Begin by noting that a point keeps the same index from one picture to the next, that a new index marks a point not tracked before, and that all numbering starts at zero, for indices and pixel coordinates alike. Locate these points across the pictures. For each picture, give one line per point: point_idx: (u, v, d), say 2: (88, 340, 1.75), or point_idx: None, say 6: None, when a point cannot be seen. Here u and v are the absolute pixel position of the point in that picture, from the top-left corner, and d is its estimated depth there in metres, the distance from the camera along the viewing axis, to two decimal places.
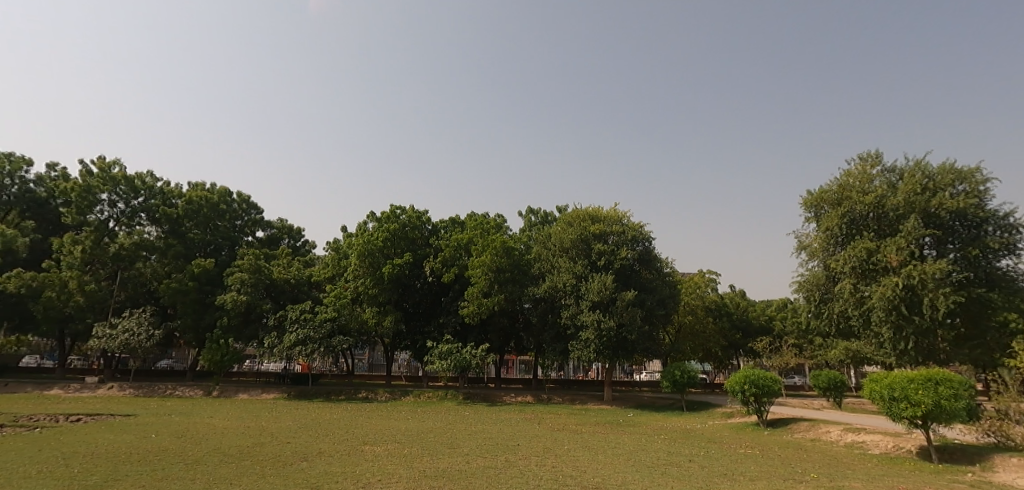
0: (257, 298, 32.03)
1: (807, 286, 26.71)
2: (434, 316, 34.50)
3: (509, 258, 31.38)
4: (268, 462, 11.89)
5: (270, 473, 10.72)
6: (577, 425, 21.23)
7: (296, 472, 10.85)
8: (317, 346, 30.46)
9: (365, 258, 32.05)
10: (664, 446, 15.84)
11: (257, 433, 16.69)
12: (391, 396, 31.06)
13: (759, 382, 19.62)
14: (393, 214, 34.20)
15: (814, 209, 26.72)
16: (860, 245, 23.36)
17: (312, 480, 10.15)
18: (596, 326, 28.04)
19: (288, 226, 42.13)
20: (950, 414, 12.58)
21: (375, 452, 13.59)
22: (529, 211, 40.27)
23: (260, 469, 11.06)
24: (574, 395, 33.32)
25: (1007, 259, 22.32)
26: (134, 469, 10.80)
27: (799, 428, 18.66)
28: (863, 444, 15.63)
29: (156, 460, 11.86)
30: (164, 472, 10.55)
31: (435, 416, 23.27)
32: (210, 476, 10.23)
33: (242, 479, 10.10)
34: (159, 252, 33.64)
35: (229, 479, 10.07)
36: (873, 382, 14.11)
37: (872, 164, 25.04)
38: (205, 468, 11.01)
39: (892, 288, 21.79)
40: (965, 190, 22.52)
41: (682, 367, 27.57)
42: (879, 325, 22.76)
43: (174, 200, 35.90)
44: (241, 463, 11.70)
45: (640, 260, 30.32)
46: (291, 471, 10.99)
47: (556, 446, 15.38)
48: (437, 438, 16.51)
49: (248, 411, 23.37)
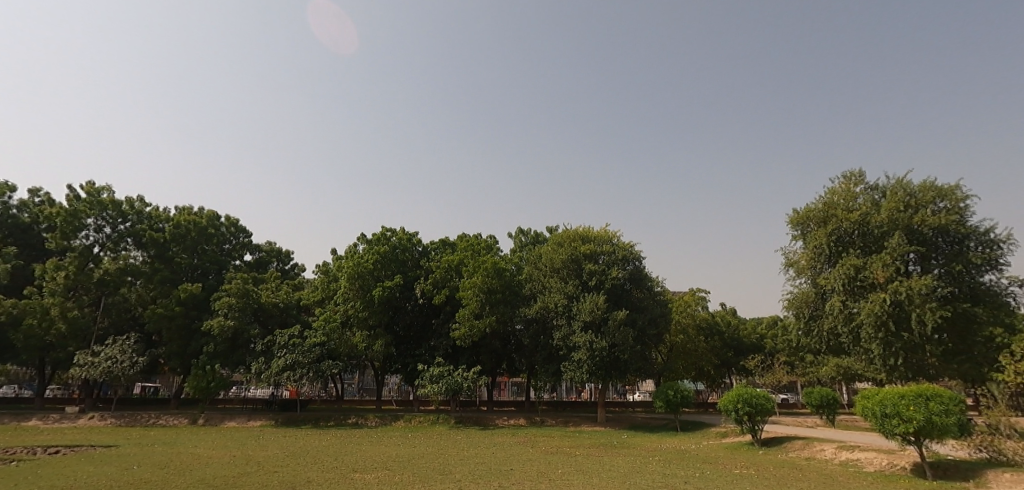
0: (244, 323, 31.62)
1: (796, 304, 26.88)
2: (425, 338, 34.14)
3: (500, 279, 31.31)
4: None
5: None
6: (571, 448, 21.01)
7: None
8: (306, 370, 29.95)
9: (354, 281, 31.85)
10: (659, 468, 15.68)
11: (244, 462, 16.30)
12: (381, 422, 30.53)
13: (752, 401, 19.54)
14: (383, 236, 34.12)
15: (800, 227, 27.03)
16: (847, 262, 23.58)
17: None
18: (588, 346, 27.90)
19: (277, 249, 41.87)
20: (942, 430, 12.57)
21: (366, 479, 13.32)
22: (519, 232, 40.30)
23: None
24: (567, 417, 32.90)
25: (990, 274, 22.65)
26: None
27: (793, 447, 18.57)
28: (858, 462, 15.56)
29: None
30: None
31: (426, 442, 22.81)
32: None
33: None
34: (145, 277, 33.17)
35: None
36: (865, 398, 14.14)
37: (855, 182, 25.48)
38: None
39: (880, 304, 21.94)
40: (946, 207, 22.93)
41: (675, 386, 27.42)
42: (868, 342, 22.87)
43: (161, 225, 35.64)
44: None
45: (631, 280, 30.30)
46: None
47: (549, 470, 15.14)
48: (429, 464, 16.22)
49: (234, 440, 22.83)
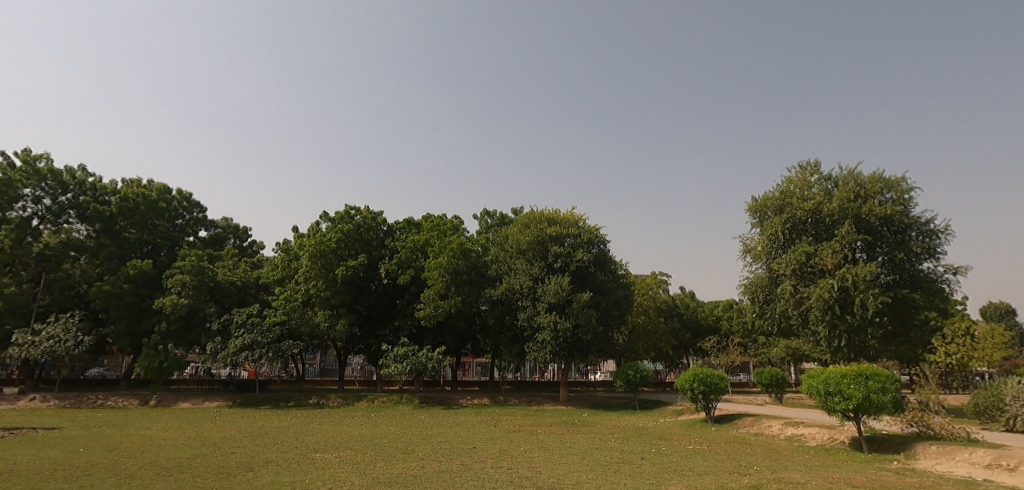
0: (199, 302, 30.76)
1: (751, 288, 27.86)
2: (389, 318, 34.03)
3: (466, 260, 31.31)
4: (210, 474, 11.58)
5: (212, 485, 10.44)
6: (533, 426, 21.54)
7: (239, 483, 10.62)
8: (264, 350, 29.35)
9: (317, 260, 31.34)
10: (618, 444, 16.31)
11: (198, 444, 16.06)
12: (343, 402, 30.46)
13: (707, 380, 20.33)
14: (347, 214, 33.67)
15: (758, 215, 27.95)
16: (799, 248, 24.59)
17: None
18: (552, 327, 28.38)
19: (233, 226, 40.78)
20: (878, 407, 13.48)
21: (327, 460, 13.36)
22: (484, 213, 40.31)
23: (200, 482, 10.76)
24: (529, 396, 33.54)
25: (929, 262, 24.01)
26: (56, 486, 10.24)
27: (743, 423, 19.51)
28: (802, 437, 16.53)
29: (83, 475, 11.26)
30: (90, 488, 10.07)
31: (389, 421, 22.92)
32: None
33: None
34: (89, 253, 31.91)
35: None
36: (810, 377, 14.96)
37: (811, 172, 26.48)
38: (139, 482, 10.63)
39: (828, 289, 23.10)
40: (892, 198, 24.16)
41: (635, 366, 28.17)
42: (816, 324, 24.02)
43: (106, 198, 34.13)
44: (179, 476, 11.30)
45: (596, 263, 30.90)
46: (236, 482, 10.70)
47: (511, 448, 15.52)
48: (391, 443, 16.40)
49: (188, 421, 22.41)
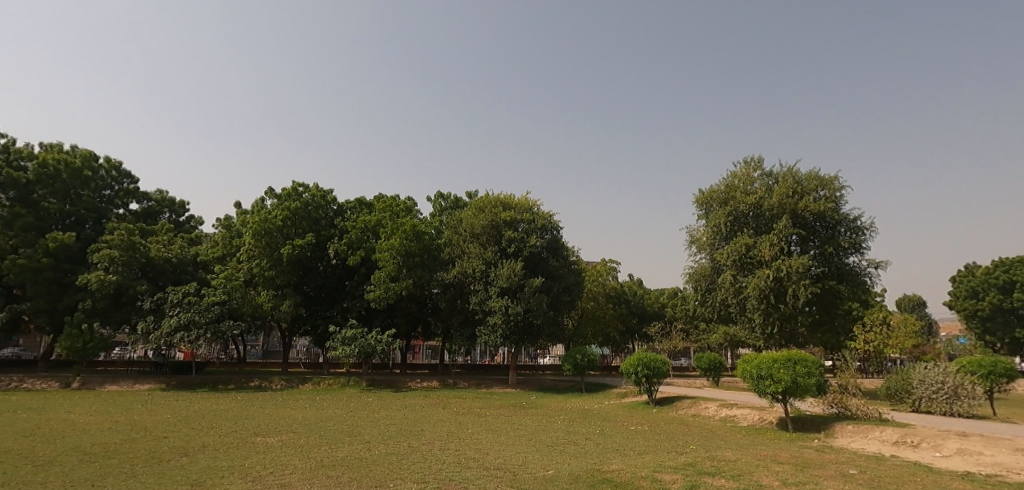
0: (129, 279, 29.27)
1: (695, 277, 29.09)
2: (337, 300, 33.50)
3: (418, 243, 31.11)
4: (140, 460, 11.25)
5: (142, 471, 10.17)
6: (482, 408, 21.92)
7: (173, 469, 10.39)
8: (202, 331, 28.26)
9: (261, 238, 30.34)
10: (564, 426, 16.89)
11: (128, 428, 15.46)
12: (287, 384, 29.90)
13: (650, 364, 21.23)
14: (294, 191, 32.70)
15: (704, 207, 29.09)
16: (740, 240, 25.80)
17: (191, 479, 9.54)
18: (503, 311, 28.74)
19: (169, 199, 38.78)
20: (804, 389, 14.53)
21: (268, 444, 13.21)
22: (439, 196, 40.03)
23: (129, 468, 10.46)
24: (479, 379, 33.94)
25: (855, 257, 25.76)
26: None
27: (682, 405, 20.55)
28: (735, 418, 17.60)
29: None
30: (5, 476, 9.59)
31: (334, 405, 22.72)
32: (66, 478, 9.56)
33: (109, 478, 9.57)
34: (3, 223, 29.71)
35: (90, 479, 9.45)
36: (745, 362, 15.91)
37: (754, 168, 27.74)
38: (60, 469, 10.22)
39: (764, 279, 24.46)
40: (825, 195, 25.69)
41: (583, 351, 28.97)
42: (752, 312, 25.41)
43: (22, 163, 31.57)
44: (106, 463, 10.92)
45: (548, 248, 31.45)
46: (168, 468, 10.48)
47: (459, 430, 15.80)
48: (337, 426, 16.35)
49: (117, 405, 21.43)
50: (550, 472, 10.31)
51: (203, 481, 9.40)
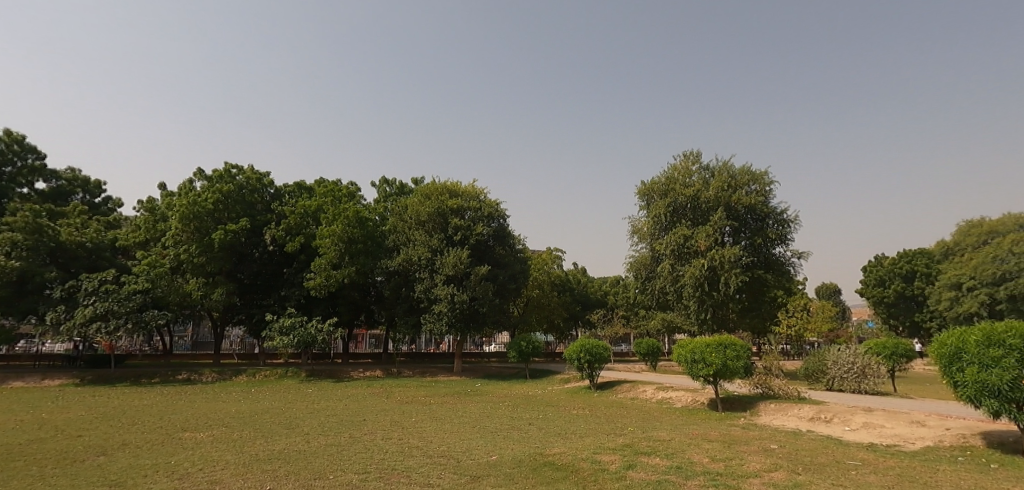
0: (35, 266, 27.34)
1: (636, 266, 30.13)
2: (275, 288, 32.44)
3: (362, 229, 30.54)
4: (51, 461, 10.62)
5: (55, 473, 9.63)
6: (426, 397, 21.97)
7: (90, 470, 9.89)
8: (122, 321, 26.63)
9: (190, 222, 28.83)
10: (507, 412, 17.24)
11: (37, 428, 14.48)
12: (220, 377, 28.77)
13: (592, 350, 21.94)
14: (227, 173, 31.25)
15: (646, 198, 30.09)
16: (679, 231, 26.91)
17: (109, 480, 9.14)
18: (449, 299, 28.75)
19: (82, 178, 36.15)
20: (732, 372, 15.51)
21: (198, 439, 12.76)
22: (384, 182, 39.33)
23: (38, 470, 9.87)
24: (423, 367, 33.86)
25: (781, 247, 27.48)
26: None
27: (621, 390, 21.37)
28: (670, 399, 18.55)
29: None
30: None
31: (271, 396, 22.11)
32: None
33: (14, 483, 9.00)
34: None
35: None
36: (680, 347, 16.76)
37: (692, 162, 28.93)
38: None
39: (699, 269, 25.69)
40: (756, 189, 27.20)
41: (528, 338, 29.48)
42: (688, 299, 26.64)
43: None
44: (12, 466, 10.24)
45: (494, 237, 31.71)
46: (83, 469, 9.97)
47: (403, 419, 15.82)
48: (273, 418, 15.99)
49: (25, 402, 19.94)
50: (492, 457, 10.57)
51: (124, 481, 9.03)
